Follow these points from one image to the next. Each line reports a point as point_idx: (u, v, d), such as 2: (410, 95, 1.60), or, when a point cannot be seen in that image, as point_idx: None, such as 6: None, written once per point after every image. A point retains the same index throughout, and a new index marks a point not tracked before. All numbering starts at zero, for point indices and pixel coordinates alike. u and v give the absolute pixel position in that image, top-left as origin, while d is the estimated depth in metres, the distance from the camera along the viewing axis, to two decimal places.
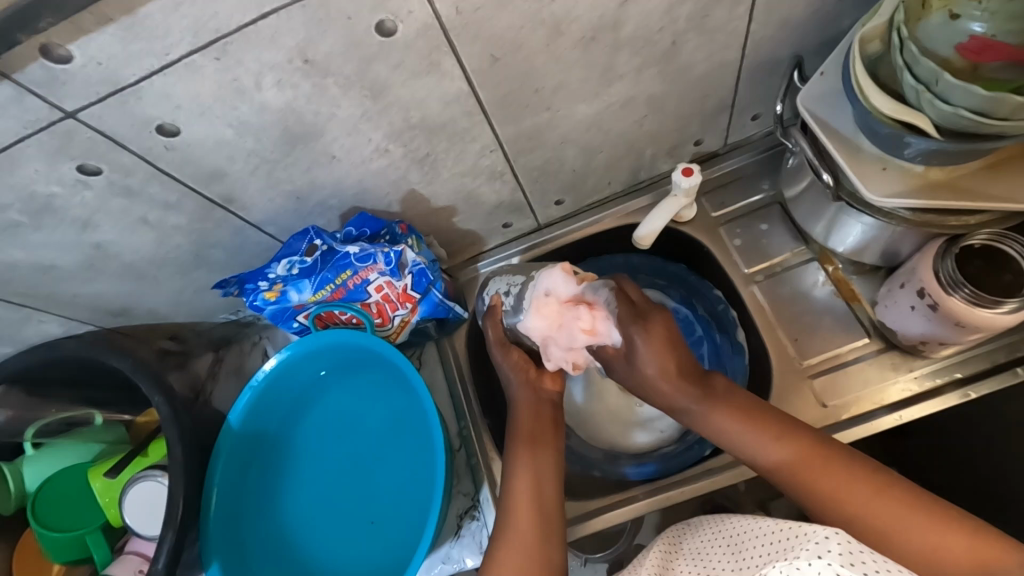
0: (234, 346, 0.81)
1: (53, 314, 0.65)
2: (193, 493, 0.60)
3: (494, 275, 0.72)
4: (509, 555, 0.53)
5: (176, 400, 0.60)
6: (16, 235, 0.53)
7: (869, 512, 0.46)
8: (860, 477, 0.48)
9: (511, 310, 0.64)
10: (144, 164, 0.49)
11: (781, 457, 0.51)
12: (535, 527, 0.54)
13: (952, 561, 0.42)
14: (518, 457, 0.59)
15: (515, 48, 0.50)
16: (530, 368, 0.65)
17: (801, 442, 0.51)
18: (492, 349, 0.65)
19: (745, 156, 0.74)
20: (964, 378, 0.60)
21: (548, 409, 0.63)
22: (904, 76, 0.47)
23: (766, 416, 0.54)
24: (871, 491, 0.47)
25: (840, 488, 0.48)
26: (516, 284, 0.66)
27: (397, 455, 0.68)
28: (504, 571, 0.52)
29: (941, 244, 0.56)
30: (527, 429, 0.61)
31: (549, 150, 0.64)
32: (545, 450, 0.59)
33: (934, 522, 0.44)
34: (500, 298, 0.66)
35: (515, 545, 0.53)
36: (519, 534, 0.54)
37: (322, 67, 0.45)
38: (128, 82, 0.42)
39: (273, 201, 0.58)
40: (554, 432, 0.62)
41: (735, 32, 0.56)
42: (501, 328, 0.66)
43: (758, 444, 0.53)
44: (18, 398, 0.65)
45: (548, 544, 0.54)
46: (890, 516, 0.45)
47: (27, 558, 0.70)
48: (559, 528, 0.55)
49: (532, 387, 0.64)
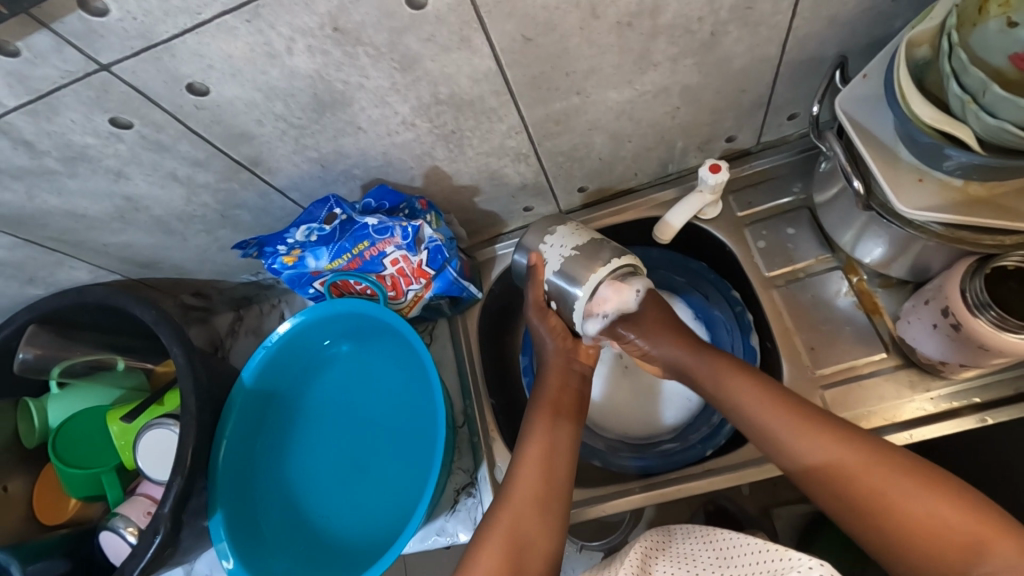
0: (254, 307, 0.85)
1: (83, 261, 0.68)
2: (202, 443, 0.62)
3: (556, 224, 0.64)
4: (506, 514, 0.54)
5: (192, 351, 0.62)
6: (52, 181, 0.55)
7: (883, 491, 0.46)
8: (859, 445, 0.48)
9: (564, 273, 0.60)
10: (175, 122, 0.51)
11: (760, 416, 0.53)
12: (539, 498, 0.55)
13: (944, 530, 0.43)
14: (537, 427, 0.59)
15: (549, 29, 0.49)
16: (566, 336, 0.65)
17: (820, 423, 0.51)
18: (529, 310, 0.64)
19: (780, 155, 0.73)
20: (983, 403, 0.58)
21: (575, 383, 0.64)
22: (950, 84, 0.45)
23: (783, 397, 0.53)
24: (889, 472, 0.46)
25: (860, 473, 0.47)
26: (569, 248, 0.61)
27: (396, 421, 0.70)
28: (496, 529, 0.53)
29: (972, 262, 0.53)
30: (550, 398, 0.62)
31: (576, 135, 0.63)
32: (564, 420, 0.60)
33: (926, 491, 0.45)
34: (541, 256, 0.62)
35: (517, 506, 0.54)
36: (520, 503, 0.54)
37: (353, 36, 0.45)
38: (161, 39, 0.43)
39: (298, 166, 0.59)
40: (579, 408, 0.62)
41: (779, 26, 0.54)
42: (542, 291, 0.63)
43: (749, 404, 0.54)
44: (47, 336, 0.66)
45: (550, 510, 0.55)
46: (886, 485, 0.46)
47: (46, 491, 0.73)
48: (564, 501, 0.56)
49: (564, 354, 0.65)
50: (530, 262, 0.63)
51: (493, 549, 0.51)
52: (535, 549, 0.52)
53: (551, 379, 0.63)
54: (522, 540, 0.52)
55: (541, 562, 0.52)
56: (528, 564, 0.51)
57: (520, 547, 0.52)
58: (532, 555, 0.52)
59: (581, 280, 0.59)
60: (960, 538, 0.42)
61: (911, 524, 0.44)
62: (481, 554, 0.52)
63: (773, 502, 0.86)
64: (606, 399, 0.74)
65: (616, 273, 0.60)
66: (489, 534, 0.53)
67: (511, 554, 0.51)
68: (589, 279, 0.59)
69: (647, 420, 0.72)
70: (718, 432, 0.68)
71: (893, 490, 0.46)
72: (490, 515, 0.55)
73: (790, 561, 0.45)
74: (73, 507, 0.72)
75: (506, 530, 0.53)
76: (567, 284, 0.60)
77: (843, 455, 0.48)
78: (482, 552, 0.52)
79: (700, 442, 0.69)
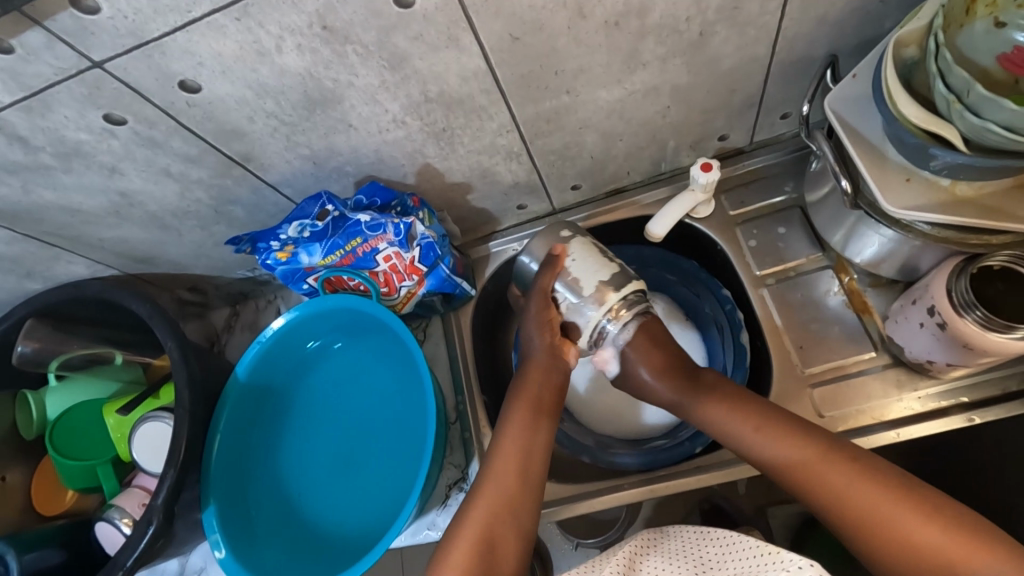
0: (250, 302, 0.86)
1: (80, 255, 0.68)
2: (195, 437, 0.62)
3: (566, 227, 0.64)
4: (480, 510, 0.54)
5: (187, 346, 0.62)
6: (48, 176, 0.55)
7: (869, 511, 0.46)
8: (847, 466, 0.49)
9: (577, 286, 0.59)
10: (168, 118, 0.51)
11: (750, 439, 0.54)
12: (514, 495, 0.55)
13: (929, 549, 0.44)
14: (514, 421, 0.59)
15: (536, 29, 0.49)
16: (557, 334, 0.62)
17: (808, 443, 0.51)
18: (533, 295, 0.61)
19: (773, 155, 0.73)
20: (970, 403, 0.58)
21: (558, 378, 0.62)
22: (936, 84, 0.45)
23: (771, 416, 0.54)
24: (876, 493, 0.47)
25: (845, 492, 0.48)
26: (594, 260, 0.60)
27: (388, 424, 0.70)
28: (469, 530, 0.53)
29: (959, 262, 0.54)
30: (530, 395, 0.60)
31: (567, 134, 0.64)
32: (545, 419, 0.60)
33: (913, 511, 0.45)
34: (566, 250, 0.61)
35: (493, 503, 0.54)
36: (497, 499, 0.54)
37: (341, 34, 0.46)
38: (152, 37, 0.44)
39: (291, 163, 0.60)
40: (558, 404, 0.61)
41: (767, 26, 0.54)
42: (552, 282, 0.60)
43: (738, 426, 0.55)
44: (45, 330, 0.67)
45: (520, 511, 0.54)
46: (873, 506, 0.46)
47: (44, 482, 0.74)
48: (537, 499, 0.56)
49: (550, 352, 0.62)
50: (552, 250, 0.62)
51: (466, 545, 0.51)
52: (506, 546, 0.52)
53: (533, 371, 0.61)
54: (494, 540, 0.52)
55: (511, 558, 0.52)
56: (499, 560, 0.52)
57: (494, 542, 0.52)
58: (505, 555, 0.52)
59: (595, 298, 0.58)
60: (943, 558, 0.43)
61: (896, 543, 0.45)
62: (453, 550, 0.52)
63: (767, 500, 0.86)
64: (593, 397, 0.74)
65: (626, 299, 0.59)
66: (462, 530, 0.53)
67: (481, 550, 0.51)
68: (602, 300, 0.58)
69: (633, 418, 0.73)
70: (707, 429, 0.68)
71: (878, 509, 0.46)
72: (466, 508, 0.54)
73: (783, 563, 0.46)
74: (69, 499, 0.73)
75: (478, 529, 0.52)
76: (579, 300, 0.59)
77: (830, 475, 0.49)
78: (455, 545, 0.52)
79: (689, 440, 0.68)
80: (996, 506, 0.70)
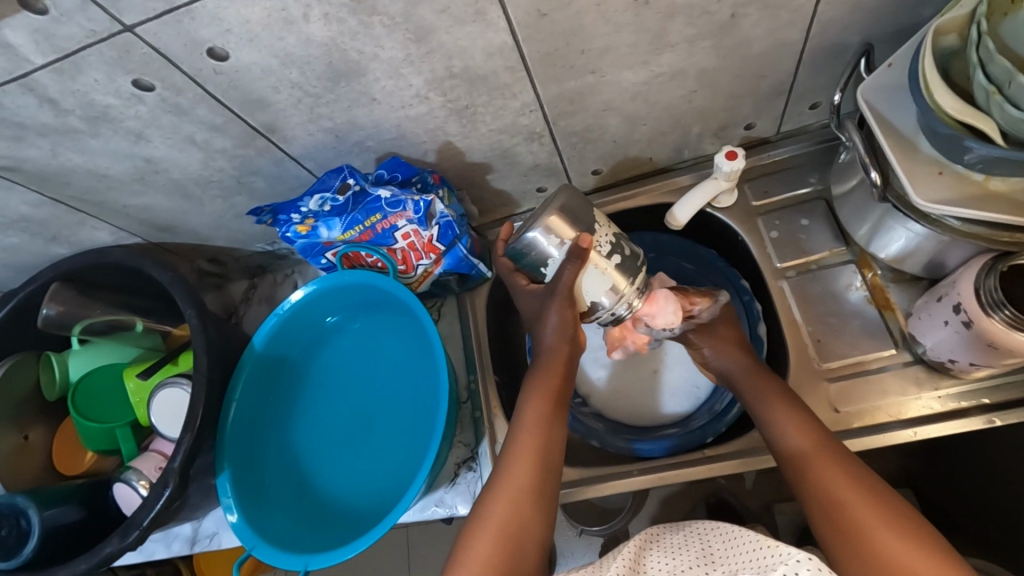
0: (269, 276, 0.87)
1: (105, 221, 0.70)
2: (211, 404, 0.63)
3: (579, 199, 0.57)
4: (500, 503, 0.54)
5: (207, 315, 0.63)
6: (76, 140, 0.56)
7: (876, 533, 0.46)
8: (862, 486, 0.49)
9: (606, 277, 0.56)
10: (194, 85, 0.52)
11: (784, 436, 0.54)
12: (531, 492, 0.55)
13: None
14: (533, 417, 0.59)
15: (563, 5, 0.48)
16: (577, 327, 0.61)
17: (833, 455, 0.51)
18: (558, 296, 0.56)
19: (800, 145, 0.71)
20: (991, 405, 0.58)
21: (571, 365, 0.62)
22: (975, 75, 0.44)
23: (805, 420, 0.54)
24: (883, 518, 0.47)
25: (857, 509, 0.48)
26: (614, 248, 0.57)
27: (400, 414, 0.70)
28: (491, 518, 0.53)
29: (988, 259, 0.52)
30: (552, 387, 0.60)
31: (590, 115, 0.63)
32: (559, 416, 0.59)
33: (916, 542, 0.45)
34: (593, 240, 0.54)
35: (514, 499, 0.54)
36: (515, 500, 0.54)
37: (368, 5, 0.46)
38: (182, 2, 0.44)
39: (313, 135, 0.60)
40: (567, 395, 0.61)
41: (801, 10, 0.53)
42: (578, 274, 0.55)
43: (775, 421, 0.55)
44: (68, 293, 0.69)
45: (539, 505, 0.54)
46: (880, 527, 0.46)
47: (65, 441, 0.76)
48: (552, 499, 0.56)
49: (571, 343, 0.61)
50: (579, 240, 0.54)
51: (488, 538, 0.52)
52: (521, 544, 0.52)
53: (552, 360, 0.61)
54: (512, 535, 0.52)
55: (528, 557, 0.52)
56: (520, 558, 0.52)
57: (515, 540, 0.52)
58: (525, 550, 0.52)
59: (616, 290, 0.57)
60: None
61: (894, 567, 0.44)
62: (476, 541, 0.52)
63: (775, 497, 0.86)
64: (607, 383, 0.75)
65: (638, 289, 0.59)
66: (483, 525, 0.53)
67: (502, 543, 0.52)
68: (621, 292, 0.58)
69: (646, 408, 0.73)
70: (719, 419, 0.68)
71: (882, 534, 0.46)
72: (487, 504, 0.54)
73: (779, 555, 0.44)
74: (89, 460, 0.75)
75: (500, 524, 0.53)
76: (602, 291, 0.57)
77: (845, 491, 0.49)
78: (477, 543, 0.52)
79: (700, 429, 0.69)
80: (1004, 511, 0.69)
